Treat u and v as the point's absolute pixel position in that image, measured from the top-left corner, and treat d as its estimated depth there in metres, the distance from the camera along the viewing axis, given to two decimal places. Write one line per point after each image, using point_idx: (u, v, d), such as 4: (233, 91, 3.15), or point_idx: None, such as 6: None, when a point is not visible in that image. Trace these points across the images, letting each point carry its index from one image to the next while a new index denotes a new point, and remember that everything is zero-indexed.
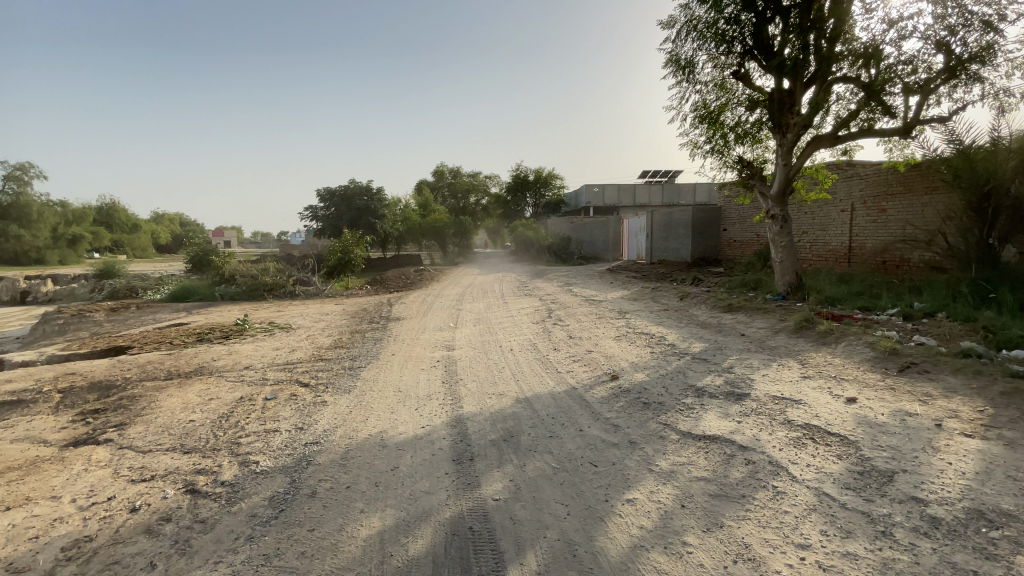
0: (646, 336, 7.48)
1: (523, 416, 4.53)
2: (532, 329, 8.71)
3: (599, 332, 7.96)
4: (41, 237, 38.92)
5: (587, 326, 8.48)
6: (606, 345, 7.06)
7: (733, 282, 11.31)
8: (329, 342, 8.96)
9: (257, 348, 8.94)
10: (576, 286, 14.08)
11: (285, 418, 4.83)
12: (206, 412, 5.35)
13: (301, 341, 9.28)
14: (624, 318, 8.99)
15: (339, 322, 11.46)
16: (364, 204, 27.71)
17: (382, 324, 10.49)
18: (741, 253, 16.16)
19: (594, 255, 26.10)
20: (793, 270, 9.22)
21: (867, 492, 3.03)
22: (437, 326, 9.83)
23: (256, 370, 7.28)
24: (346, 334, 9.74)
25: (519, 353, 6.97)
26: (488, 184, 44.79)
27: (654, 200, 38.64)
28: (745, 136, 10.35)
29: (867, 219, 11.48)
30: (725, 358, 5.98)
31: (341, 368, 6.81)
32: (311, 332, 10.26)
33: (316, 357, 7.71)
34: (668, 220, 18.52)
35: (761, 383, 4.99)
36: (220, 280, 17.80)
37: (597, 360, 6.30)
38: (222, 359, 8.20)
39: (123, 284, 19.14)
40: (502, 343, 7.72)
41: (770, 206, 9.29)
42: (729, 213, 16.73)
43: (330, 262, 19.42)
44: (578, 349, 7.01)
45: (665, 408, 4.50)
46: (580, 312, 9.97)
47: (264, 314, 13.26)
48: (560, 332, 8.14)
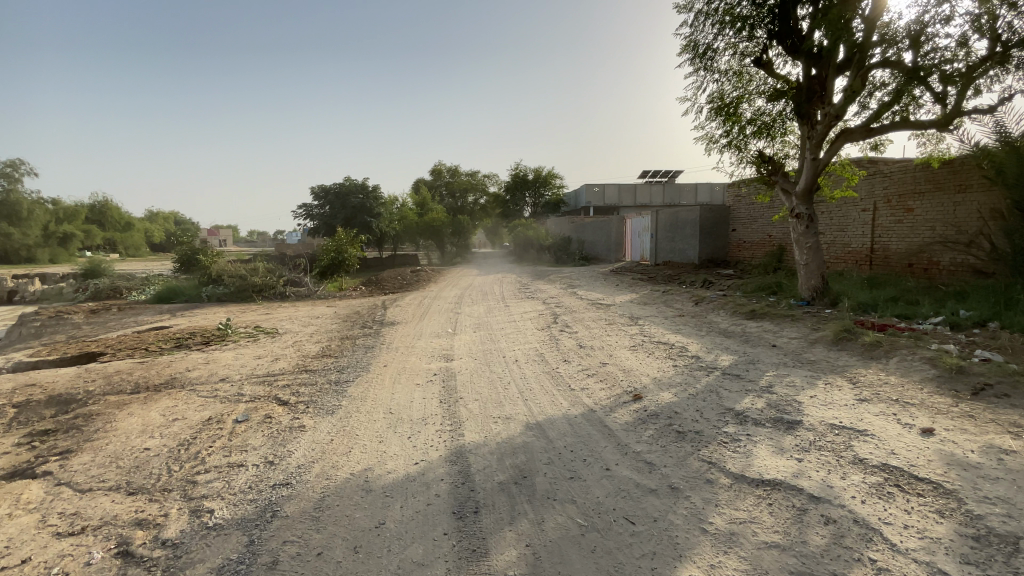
0: (664, 346, 6.77)
1: (535, 446, 3.82)
2: (538, 336, 8.00)
3: (612, 341, 7.24)
4: (30, 236, 37.98)
5: (598, 334, 7.76)
6: (621, 357, 6.34)
7: (751, 285, 10.61)
8: (317, 350, 8.24)
9: (237, 356, 8.20)
10: (581, 288, 13.38)
11: (254, 448, 4.09)
12: (166, 437, 4.60)
13: (286, 349, 8.53)
14: (637, 324, 8.28)
15: (330, 327, 10.73)
16: (360, 202, 26.96)
17: (374, 330, 9.74)
18: (751, 255, 15.47)
19: (595, 257, 25.37)
20: (820, 274, 8.52)
21: (994, 569, 2.30)
22: (434, 331, 9.10)
23: (232, 384, 6.53)
24: (336, 341, 9.00)
25: (525, 365, 6.25)
26: (487, 183, 44.07)
27: (655, 200, 38.05)
28: (765, 130, 9.64)
29: (891, 219, 10.80)
30: (761, 374, 5.27)
31: (326, 382, 6.07)
32: (298, 338, 9.52)
33: (299, 369, 6.95)
34: (674, 220, 17.83)
35: (812, 408, 4.28)
36: (208, 281, 17.00)
37: (614, 375, 5.58)
38: (198, 369, 7.46)
39: (106, 284, 18.31)
40: (505, 354, 6.99)
41: (794, 204, 8.59)
42: (738, 212, 16.03)
43: (322, 262, 18.70)
44: (590, 360, 6.29)
45: (704, 439, 3.79)
46: (587, 317, 9.25)
47: (251, 318, 12.49)
48: (569, 340, 7.43)
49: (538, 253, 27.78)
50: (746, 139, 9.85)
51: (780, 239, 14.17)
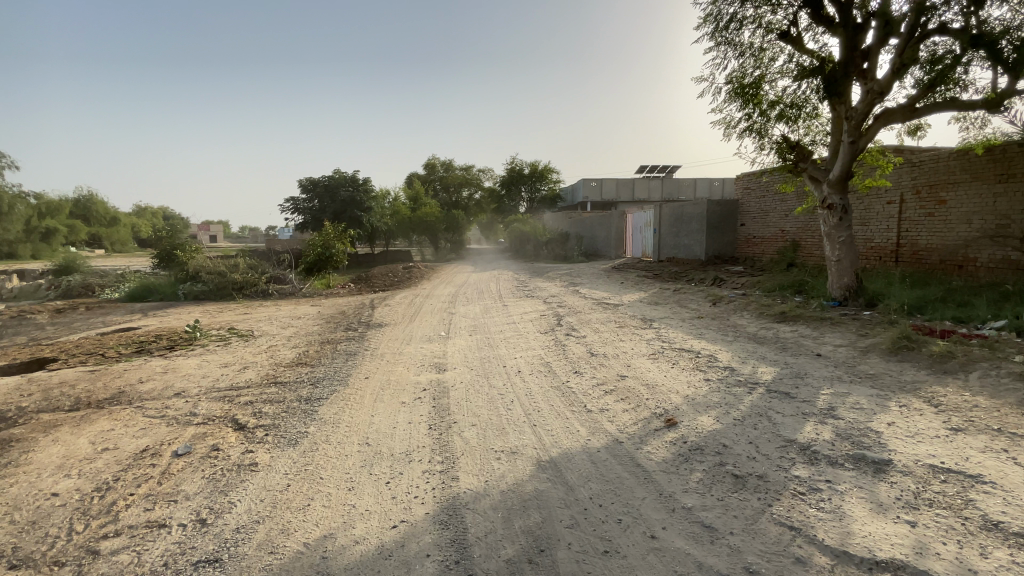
0: (689, 353, 5.90)
1: (551, 496, 2.92)
2: (541, 342, 7.10)
3: (627, 347, 6.36)
4: (11, 231, 36.57)
5: (610, 339, 6.87)
6: (641, 367, 5.46)
7: (770, 283, 9.76)
8: (293, 357, 7.30)
9: (201, 364, 7.23)
10: (584, 286, 12.50)
11: (187, 499, 3.16)
12: (83, 480, 3.66)
13: (258, 355, 7.59)
14: (652, 328, 7.40)
15: (311, 329, 9.77)
16: (350, 196, 25.86)
17: (359, 333, 8.79)
18: (761, 251, 14.62)
19: (594, 253, 24.43)
20: (853, 271, 7.66)
21: None
22: (426, 335, 8.18)
23: (187, 400, 5.58)
24: (315, 345, 8.06)
25: (529, 377, 5.36)
26: (482, 178, 43.07)
27: (654, 195, 37.20)
28: (790, 114, 8.77)
29: (920, 211, 9.99)
30: (814, 392, 4.42)
31: (295, 400, 5.15)
32: (274, 343, 8.55)
33: (267, 382, 6.01)
34: (678, 214, 16.94)
35: (896, 442, 3.42)
36: (185, 278, 15.96)
37: (636, 390, 4.71)
38: (153, 380, 6.49)
39: (78, 282, 17.20)
40: (506, 363, 6.08)
41: (826, 194, 7.71)
42: (748, 205, 15.16)
43: (308, 258, 17.67)
44: (606, 370, 5.40)
45: (772, 488, 2.91)
46: (595, 319, 8.36)
47: (226, 318, 11.51)
48: (578, 346, 6.54)
49: (536, 249, 26.85)
50: (767, 124, 8.99)
51: (793, 234, 13.33)
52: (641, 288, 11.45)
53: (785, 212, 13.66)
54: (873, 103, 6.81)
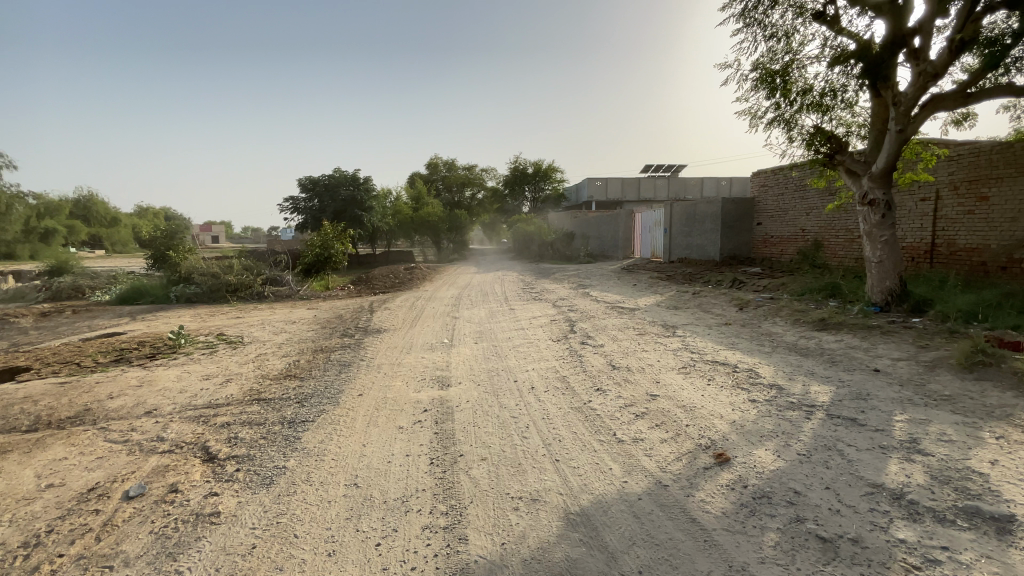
0: (724, 366, 5.25)
1: (589, 568, 2.26)
2: (555, 351, 6.44)
3: (652, 358, 5.70)
4: (8, 231, 35.99)
5: (631, 348, 6.22)
6: (672, 383, 4.81)
7: (797, 286, 9.07)
8: (282, 368, 6.66)
9: (180, 377, 6.59)
10: (595, 289, 11.82)
11: (128, 564, 2.51)
12: (9, 531, 2.99)
13: (244, 366, 6.94)
14: (677, 335, 6.73)
15: (304, 335, 9.14)
16: (349, 195, 25.22)
17: (356, 340, 8.15)
18: (779, 252, 13.94)
19: (601, 254, 23.69)
20: (897, 274, 6.98)
21: None
22: (427, 343, 7.53)
23: (157, 421, 4.93)
24: (306, 354, 7.40)
25: (545, 395, 4.71)
26: (485, 178, 42.41)
27: (659, 195, 36.50)
28: (822, 103, 8.14)
29: (958, 208, 9.31)
30: (885, 419, 3.77)
31: (277, 422, 4.50)
32: (264, 350, 7.92)
33: (250, 398, 5.36)
34: (691, 212, 16.27)
35: (1010, 489, 2.79)
36: (177, 279, 15.31)
37: (672, 414, 4.06)
38: (124, 395, 5.84)
39: (67, 283, 16.55)
40: (517, 377, 5.43)
41: (867, 188, 7.05)
42: (764, 203, 14.47)
43: (305, 259, 17.05)
44: (633, 386, 4.75)
45: (876, 559, 2.26)
46: (611, 326, 7.70)
47: (217, 323, 10.87)
48: (597, 357, 5.88)
49: (540, 249, 26.16)
50: (797, 114, 8.35)
51: (815, 233, 12.65)
52: (657, 291, 10.78)
53: (805, 210, 12.99)
54: (925, 86, 6.30)
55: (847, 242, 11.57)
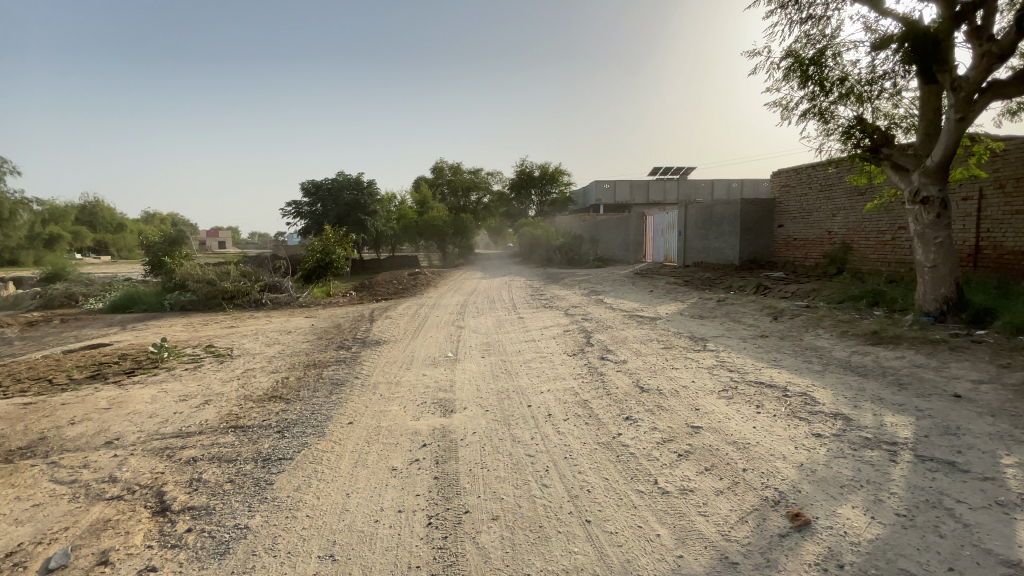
0: (772, 390, 4.53)
1: None
2: (572, 369, 5.73)
3: (684, 378, 4.99)
4: (13, 238, 35.59)
5: (658, 365, 5.50)
6: (715, 412, 4.10)
7: (833, 293, 8.33)
8: (267, 387, 5.99)
9: (155, 398, 5.93)
10: (609, 296, 11.11)
11: None
12: None
13: (228, 384, 6.27)
14: (709, 350, 6.01)
15: (298, 347, 8.47)
16: (353, 199, 24.66)
17: (353, 353, 7.47)
18: (802, 256, 13.15)
19: (611, 258, 22.92)
20: (953, 279, 6.24)
21: None
22: (429, 357, 6.84)
23: (115, 455, 4.27)
24: (297, 370, 6.74)
25: (566, 425, 4.00)
26: (491, 182, 41.87)
27: (669, 197, 35.74)
28: (861, 93, 7.45)
29: (1007, 207, 8.52)
30: (992, 464, 3.03)
31: (249, 459, 3.82)
32: (251, 365, 7.26)
33: (226, 426, 4.69)
34: (707, 215, 15.53)
35: None
36: (173, 286, 14.73)
37: (722, 455, 3.35)
38: (88, 420, 5.19)
39: (61, 291, 16.04)
40: (531, 400, 4.73)
41: (919, 184, 6.35)
42: (786, 204, 13.72)
43: (306, 264, 16.45)
44: (669, 415, 4.04)
45: None
46: (632, 338, 6.98)
47: (208, 333, 10.24)
48: (622, 376, 5.18)
49: (548, 253, 25.42)
50: (834, 106, 7.60)
51: (843, 235, 11.88)
52: (677, 298, 10.04)
53: (832, 211, 12.24)
54: (989, 69, 5.61)
55: (880, 245, 10.82)
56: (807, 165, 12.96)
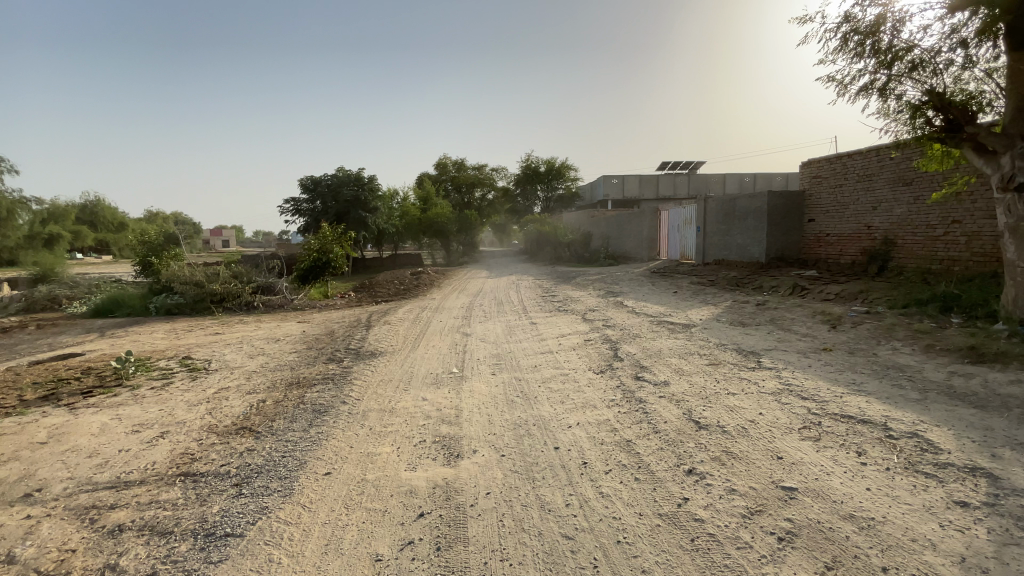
0: (869, 430, 3.54)
1: None
2: (603, 391, 4.75)
3: (748, 410, 4.01)
4: (10, 238, 34.14)
5: (711, 390, 4.51)
6: (807, 466, 3.12)
7: (891, 298, 7.33)
8: (240, 413, 5.03)
9: (105, 428, 4.96)
10: (630, 298, 10.10)
11: None
12: None
13: (195, 409, 5.33)
14: (767, 368, 5.02)
15: (284, 358, 7.49)
16: (353, 195, 23.79)
17: (344, 368, 6.50)
18: (837, 254, 12.11)
19: (622, 255, 21.88)
20: None
21: None
22: (431, 373, 5.87)
23: (27, 516, 3.31)
24: (278, 390, 5.77)
25: (612, 482, 3.03)
26: (495, 178, 40.88)
27: (679, 191, 34.68)
28: (932, 63, 6.47)
29: None
30: None
31: (189, 533, 2.86)
32: (228, 383, 6.30)
33: (177, 473, 3.74)
34: (730, 208, 14.50)
35: None
36: (159, 288, 13.83)
37: (841, 541, 2.39)
38: (15, 461, 4.24)
39: (44, 293, 15.19)
40: (558, 439, 3.75)
41: (1013, 168, 5.40)
42: (818, 197, 12.69)
43: (303, 263, 15.51)
44: (746, 471, 3.06)
45: None
46: (666, 350, 5.99)
47: (191, 341, 9.33)
48: (668, 405, 4.20)
49: (556, 252, 24.59)
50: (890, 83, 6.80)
51: (885, 230, 10.85)
52: (707, 300, 9.01)
53: (872, 203, 11.20)
54: None
55: (930, 240, 9.79)
56: (842, 153, 11.94)
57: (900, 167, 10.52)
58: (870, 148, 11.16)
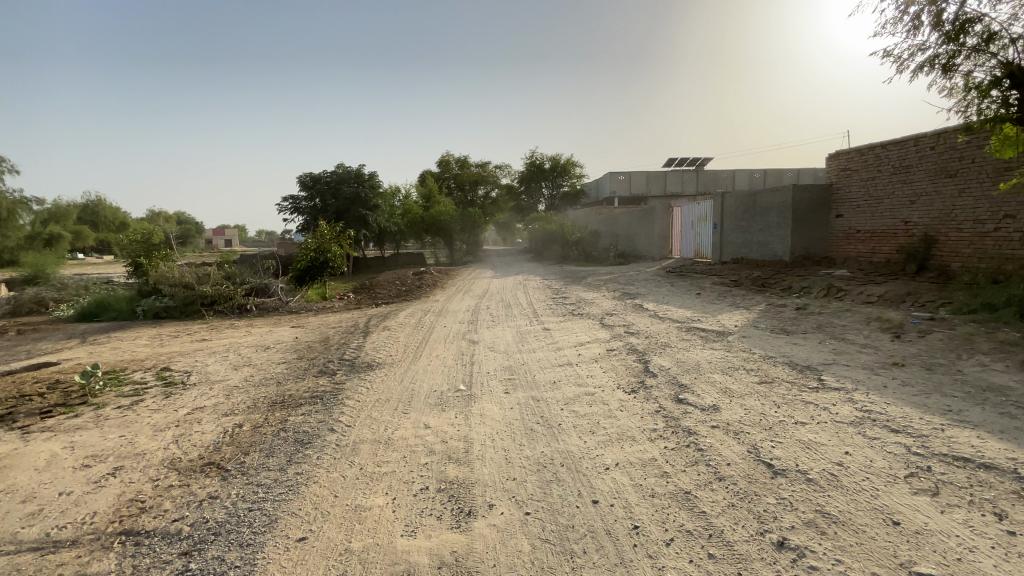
0: (999, 481, 2.78)
1: None
2: (640, 417, 3.97)
3: (829, 451, 3.23)
4: (10, 238, 32.67)
5: (774, 419, 3.73)
6: (938, 540, 2.35)
7: (952, 303, 6.55)
8: (210, 442, 4.27)
9: (51, 461, 4.19)
10: (650, 301, 9.31)
11: None
12: None
13: (161, 436, 4.56)
14: (834, 389, 4.24)
15: (271, 370, 6.71)
16: (353, 193, 23.04)
17: (335, 383, 5.72)
18: (868, 252, 11.29)
19: (632, 253, 21.03)
20: None
21: None
22: (435, 391, 5.09)
23: None
24: (258, 411, 5.00)
25: (683, 564, 2.25)
26: (499, 175, 40.01)
27: (687, 187, 33.85)
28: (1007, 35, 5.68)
29: None
30: None
31: None
32: (204, 401, 5.53)
33: (120, 533, 2.98)
34: (751, 203, 13.66)
35: None
36: (148, 290, 13.11)
37: None
38: None
39: (30, 295, 14.48)
40: (597, 486, 2.99)
41: None
42: (847, 191, 11.86)
43: (300, 264, 14.72)
44: (860, 547, 2.30)
45: None
46: (706, 363, 5.20)
47: (174, 349, 8.58)
48: (726, 442, 3.42)
49: (563, 250, 23.79)
50: (953, 58, 6.09)
51: (924, 227, 10.04)
52: (737, 303, 8.22)
53: (909, 197, 10.37)
54: None
55: (978, 237, 8.99)
56: (875, 143, 11.14)
57: (943, 157, 9.69)
58: (907, 138, 10.35)
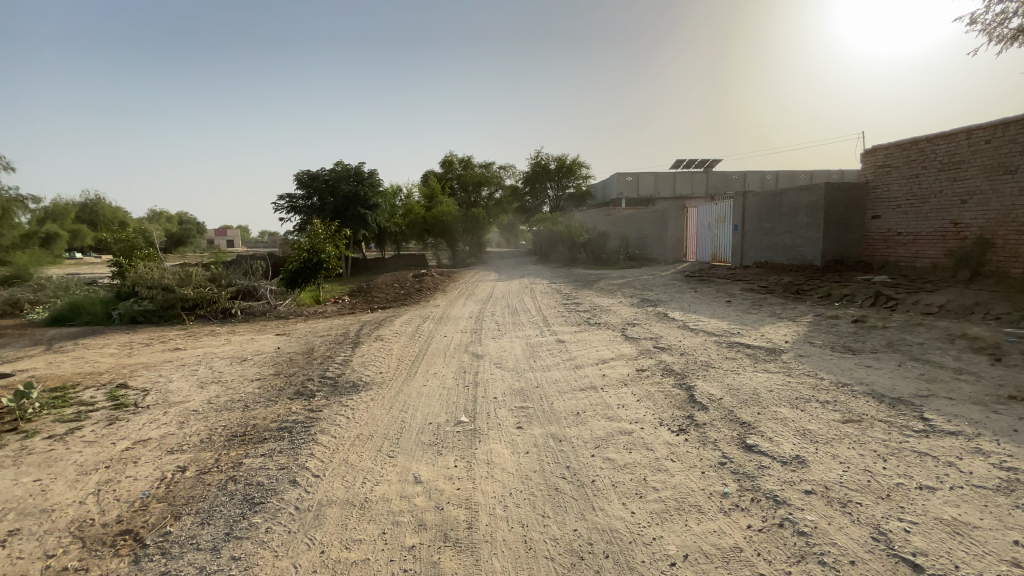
0: None
1: None
2: (701, 474, 2.97)
3: (993, 542, 2.23)
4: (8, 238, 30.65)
5: (889, 483, 2.73)
6: None
7: None
8: (139, 496, 3.29)
9: None
10: (675, 309, 8.30)
11: None
12: None
13: (82, 482, 3.59)
14: (948, 434, 3.25)
15: (241, 389, 5.73)
16: (352, 191, 22.13)
17: (311, 409, 4.74)
18: (911, 256, 10.27)
19: (643, 256, 20.01)
20: None
21: None
22: (431, 425, 4.11)
23: None
24: (210, 449, 4.02)
25: None
26: (503, 176, 39.05)
27: (697, 189, 32.88)
28: None
29: None
30: None
31: None
32: (152, 431, 4.55)
33: None
34: (778, 203, 12.64)
35: None
36: (127, 292, 12.20)
37: None
38: None
39: (5, 297, 13.61)
40: None
41: None
42: (886, 190, 10.85)
43: (292, 265, 13.76)
44: None
45: None
46: (766, 393, 4.19)
47: (141, 360, 7.61)
48: (837, 521, 2.42)
49: (570, 252, 22.79)
50: None
51: (978, 228, 9.02)
52: (778, 314, 7.21)
53: (958, 195, 9.38)
54: None
55: None
56: (919, 137, 10.15)
57: (1000, 151, 8.70)
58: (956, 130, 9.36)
